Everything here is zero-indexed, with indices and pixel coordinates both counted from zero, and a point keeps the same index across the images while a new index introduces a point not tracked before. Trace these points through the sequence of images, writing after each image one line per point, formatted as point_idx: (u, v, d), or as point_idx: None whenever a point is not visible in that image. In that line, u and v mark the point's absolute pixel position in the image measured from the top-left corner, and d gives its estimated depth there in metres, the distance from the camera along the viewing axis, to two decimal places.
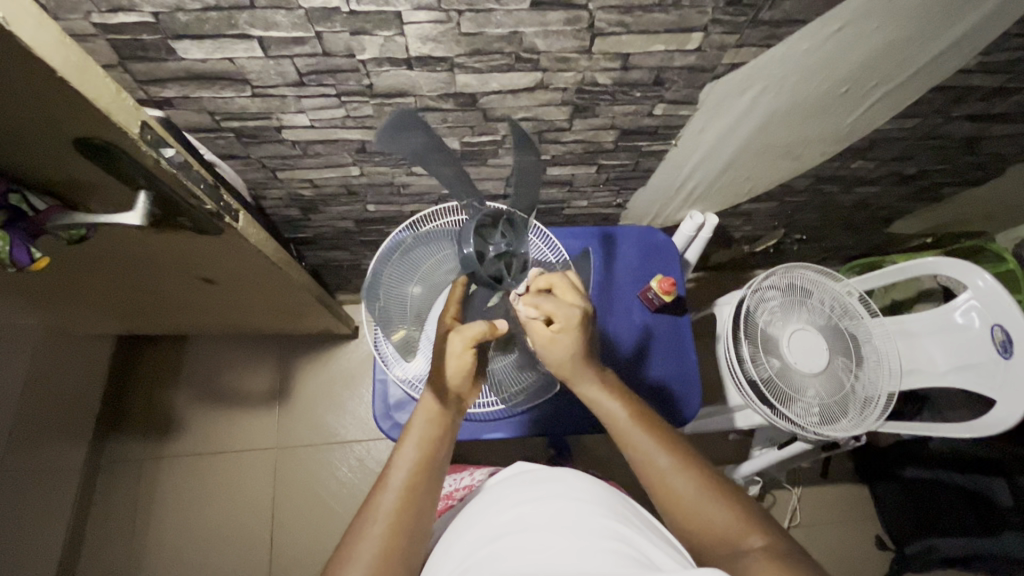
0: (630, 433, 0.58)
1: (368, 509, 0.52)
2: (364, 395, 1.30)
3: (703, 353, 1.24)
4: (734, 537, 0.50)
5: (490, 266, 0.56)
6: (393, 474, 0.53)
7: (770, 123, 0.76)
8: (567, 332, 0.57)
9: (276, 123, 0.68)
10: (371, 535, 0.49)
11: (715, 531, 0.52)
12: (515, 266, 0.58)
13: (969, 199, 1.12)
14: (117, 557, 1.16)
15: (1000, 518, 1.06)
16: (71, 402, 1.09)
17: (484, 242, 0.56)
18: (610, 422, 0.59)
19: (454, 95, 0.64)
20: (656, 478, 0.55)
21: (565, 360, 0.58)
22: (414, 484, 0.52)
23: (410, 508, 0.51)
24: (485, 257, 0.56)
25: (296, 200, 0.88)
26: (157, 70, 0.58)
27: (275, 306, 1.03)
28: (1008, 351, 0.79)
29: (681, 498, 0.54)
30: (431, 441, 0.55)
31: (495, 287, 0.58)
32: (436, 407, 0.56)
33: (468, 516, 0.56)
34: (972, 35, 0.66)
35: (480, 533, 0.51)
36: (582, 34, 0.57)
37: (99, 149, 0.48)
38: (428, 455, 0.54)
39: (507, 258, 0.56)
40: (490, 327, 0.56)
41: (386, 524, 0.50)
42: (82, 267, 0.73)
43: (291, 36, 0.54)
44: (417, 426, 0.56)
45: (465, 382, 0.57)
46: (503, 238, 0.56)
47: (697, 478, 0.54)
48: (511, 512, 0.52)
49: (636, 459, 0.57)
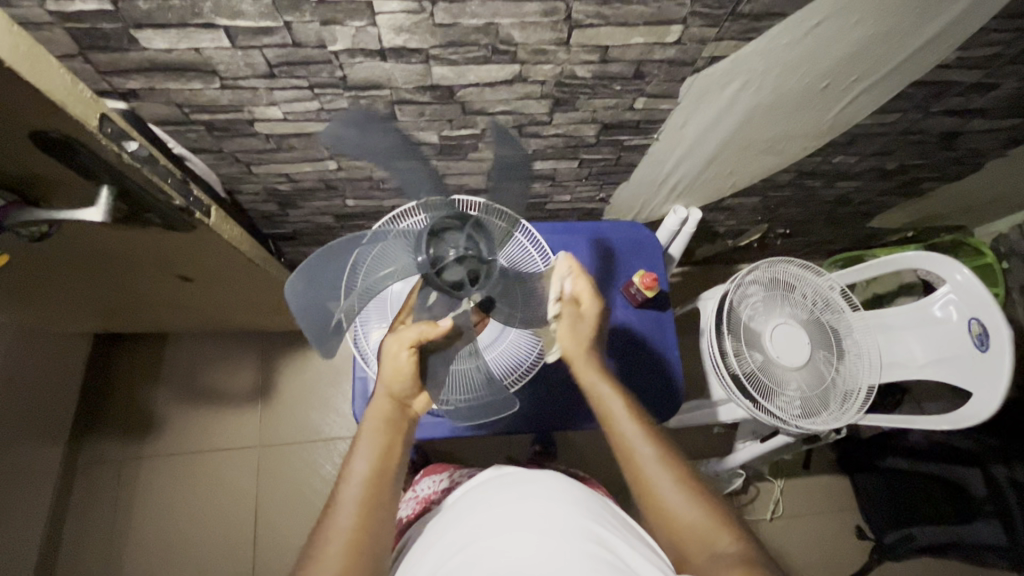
0: (618, 418, 0.59)
1: (324, 526, 0.51)
2: (347, 391, 1.29)
3: (687, 348, 1.24)
4: (707, 536, 0.51)
5: (444, 270, 0.56)
6: (347, 489, 0.53)
7: (752, 118, 0.76)
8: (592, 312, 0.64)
9: (249, 116, 0.66)
10: (329, 554, 0.49)
11: (689, 525, 0.52)
12: (480, 272, 0.57)
13: (948, 193, 1.13)
14: (95, 560, 1.14)
15: (975, 506, 1.09)
16: (45, 402, 1.07)
17: (440, 247, 0.56)
18: (599, 403, 0.61)
19: (431, 87, 0.63)
20: (636, 464, 0.56)
21: (580, 337, 0.64)
22: (368, 498, 0.52)
23: (367, 526, 0.51)
24: (442, 263, 0.56)
25: (273, 195, 0.86)
26: (120, 60, 0.56)
27: (254, 302, 1.01)
28: (985, 344, 0.79)
29: (657, 484, 0.54)
30: (382, 450, 0.55)
31: (455, 295, 0.57)
32: (380, 417, 0.56)
33: (444, 519, 0.56)
34: (951, 28, 0.66)
35: (455, 537, 0.51)
36: (560, 25, 0.56)
37: (55, 142, 0.46)
38: (380, 467, 0.54)
39: (467, 262, 0.55)
40: (428, 327, 0.57)
41: (343, 541, 0.50)
42: (50, 265, 0.71)
43: (259, 26, 0.52)
44: (365, 437, 0.55)
45: (409, 388, 0.57)
46: (464, 243, 0.56)
47: (681, 475, 0.55)
48: (486, 515, 0.51)
49: (619, 444, 0.58)
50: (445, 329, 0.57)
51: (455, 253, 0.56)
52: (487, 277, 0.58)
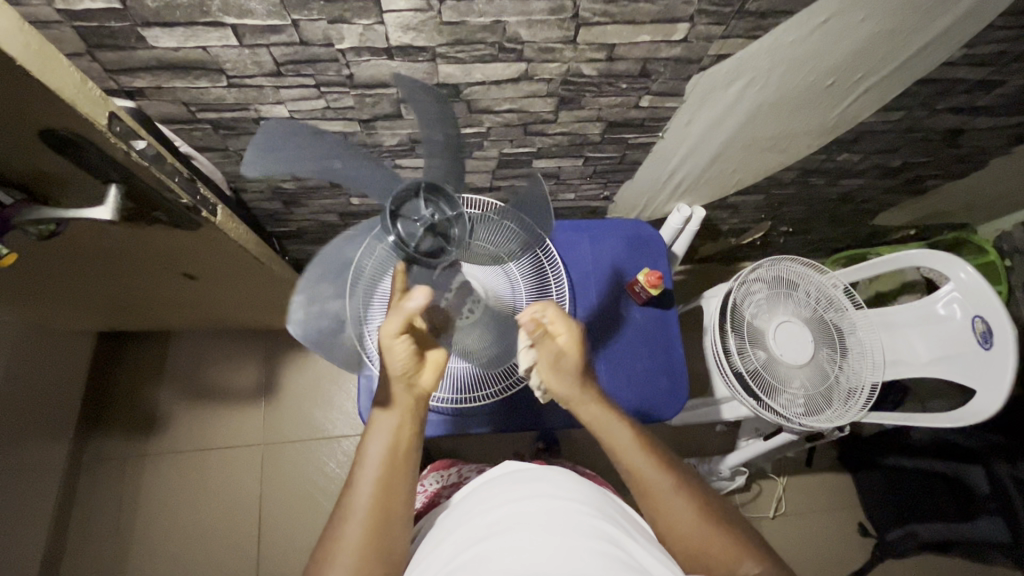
0: (635, 456, 0.59)
1: (342, 508, 0.52)
2: (351, 390, 1.29)
3: (690, 346, 1.24)
4: (730, 561, 0.51)
5: (409, 238, 0.53)
6: (364, 470, 0.54)
7: (756, 116, 0.76)
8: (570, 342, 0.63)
9: (255, 114, 0.66)
10: (347, 534, 0.50)
11: (712, 552, 0.52)
12: (454, 234, 0.55)
13: (951, 191, 1.13)
14: (101, 556, 1.14)
15: (978, 502, 1.09)
16: (49, 399, 1.07)
17: (402, 218, 0.53)
18: (610, 443, 0.60)
19: (437, 86, 0.63)
20: (657, 495, 0.56)
21: (571, 375, 0.63)
22: (387, 479, 0.53)
23: (385, 505, 0.52)
24: (412, 237, 0.53)
25: (278, 193, 0.86)
26: (128, 58, 0.56)
27: (259, 300, 1.01)
28: (989, 342, 0.79)
29: (683, 518, 0.54)
30: (396, 431, 0.56)
31: (423, 262, 0.54)
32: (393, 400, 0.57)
33: (454, 515, 0.56)
34: (958, 25, 0.66)
35: (468, 531, 0.51)
36: (567, 23, 0.55)
37: (64, 141, 0.46)
38: (394, 448, 0.55)
39: (428, 224, 0.53)
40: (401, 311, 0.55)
41: (361, 521, 0.51)
42: (57, 263, 0.71)
43: (267, 24, 0.52)
44: (379, 419, 0.57)
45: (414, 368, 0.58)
46: (427, 209, 0.53)
47: (703, 505, 0.55)
48: (499, 513, 0.51)
49: (637, 480, 0.58)
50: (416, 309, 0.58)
51: (429, 220, 0.53)
52: (460, 238, 0.55)
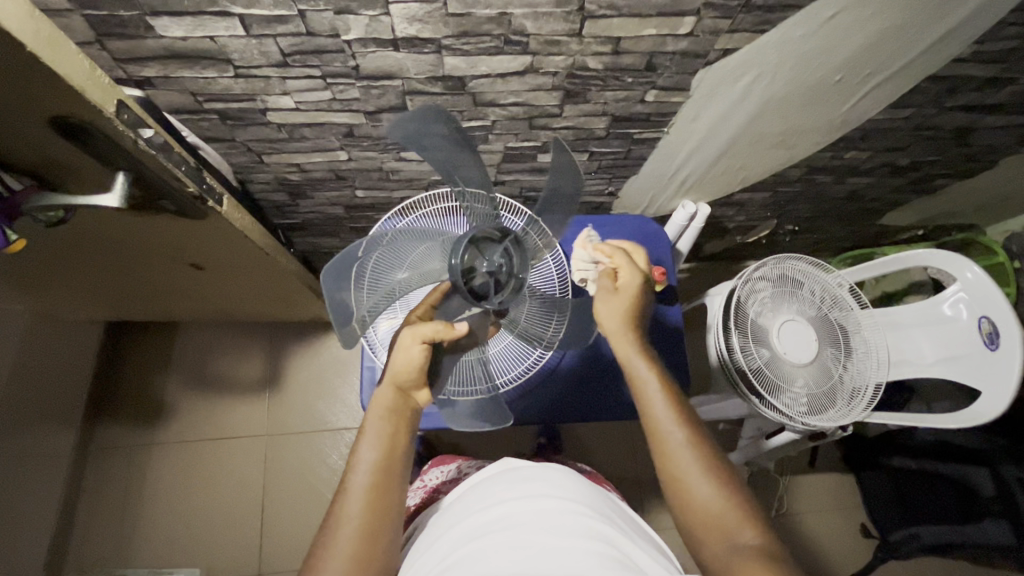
0: (656, 404, 0.58)
1: (335, 515, 0.52)
2: (355, 382, 1.30)
3: (693, 344, 1.24)
4: (729, 529, 0.51)
5: (471, 273, 0.59)
6: (354, 475, 0.53)
7: (764, 111, 0.76)
8: (631, 289, 0.64)
9: (262, 105, 0.66)
10: (338, 541, 0.50)
11: (710, 515, 0.52)
12: (506, 288, 0.60)
13: (960, 192, 1.12)
14: (106, 543, 1.15)
15: (983, 505, 1.09)
16: (57, 387, 1.08)
17: (473, 254, 0.59)
18: (638, 382, 0.60)
19: (442, 78, 0.63)
20: (667, 450, 0.56)
21: (615, 315, 0.63)
22: (377, 485, 0.53)
23: (377, 508, 0.52)
24: (473, 271, 0.59)
25: (284, 185, 0.87)
26: (136, 48, 0.56)
27: (265, 292, 1.02)
28: (996, 342, 0.79)
29: (688, 480, 0.54)
30: (387, 439, 0.55)
31: (473, 296, 0.60)
32: (386, 406, 0.56)
33: (451, 512, 0.56)
34: (969, 21, 0.65)
35: (465, 528, 0.51)
36: (573, 16, 0.55)
37: (73, 128, 0.47)
38: (387, 454, 0.54)
39: (496, 272, 0.59)
40: (445, 328, 0.57)
41: (354, 527, 0.50)
42: (65, 251, 0.72)
43: (273, 15, 0.53)
44: (371, 424, 0.56)
45: (414, 381, 0.57)
46: (499, 258, 0.60)
47: (709, 463, 0.55)
48: (496, 512, 0.51)
49: (652, 430, 0.58)
50: (459, 335, 0.57)
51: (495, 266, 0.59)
52: (509, 292, 0.61)
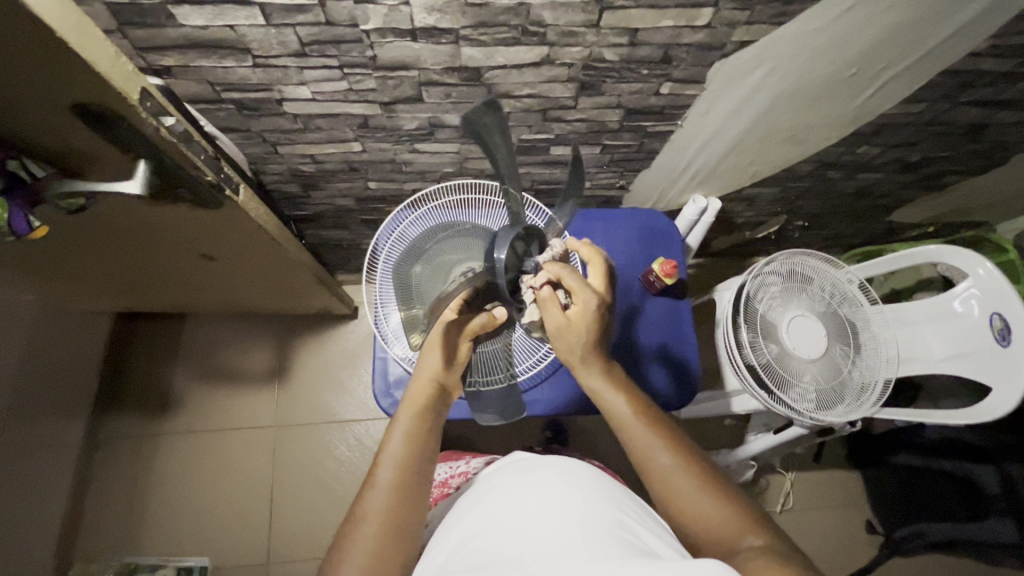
0: (633, 429, 0.57)
1: (357, 509, 0.52)
2: (363, 375, 1.30)
3: (700, 339, 1.24)
4: (732, 540, 0.50)
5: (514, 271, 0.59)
6: (380, 470, 0.53)
7: (776, 105, 0.75)
8: (588, 312, 0.58)
9: (278, 95, 0.67)
10: (360, 536, 0.50)
11: (715, 534, 0.51)
12: None
13: (971, 188, 1.12)
14: (114, 533, 1.16)
15: (987, 503, 1.07)
16: (68, 376, 1.09)
17: (516, 254, 0.59)
18: (613, 415, 0.59)
19: (459, 69, 0.63)
20: (656, 475, 0.55)
21: (575, 344, 0.59)
22: (402, 480, 0.53)
23: (401, 500, 0.52)
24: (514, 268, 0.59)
25: (297, 176, 0.87)
26: (156, 36, 0.57)
27: (276, 284, 1.02)
28: (1007, 338, 0.79)
29: (687, 500, 0.53)
30: (416, 436, 0.56)
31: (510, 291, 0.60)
32: (421, 404, 0.58)
33: (460, 512, 0.56)
34: (987, 15, 0.65)
35: (476, 529, 0.50)
36: (590, 7, 0.56)
37: (96, 115, 0.47)
38: (412, 450, 0.55)
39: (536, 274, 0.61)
40: (488, 319, 0.65)
41: (376, 523, 0.50)
42: (81, 240, 0.72)
43: (293, 4, 0.53)
44: (402, 422, 0.57)
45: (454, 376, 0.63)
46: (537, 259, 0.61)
47: (697, 479, 0.54)
48: (508, 509, 0.50)
49: (637, 458, 0.57)
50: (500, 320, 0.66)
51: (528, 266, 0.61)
52: None
